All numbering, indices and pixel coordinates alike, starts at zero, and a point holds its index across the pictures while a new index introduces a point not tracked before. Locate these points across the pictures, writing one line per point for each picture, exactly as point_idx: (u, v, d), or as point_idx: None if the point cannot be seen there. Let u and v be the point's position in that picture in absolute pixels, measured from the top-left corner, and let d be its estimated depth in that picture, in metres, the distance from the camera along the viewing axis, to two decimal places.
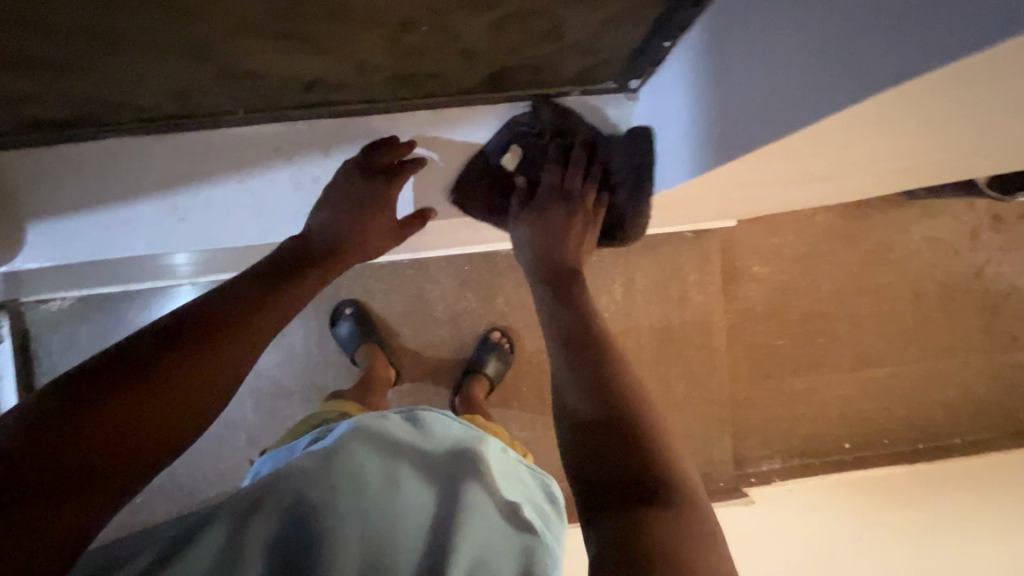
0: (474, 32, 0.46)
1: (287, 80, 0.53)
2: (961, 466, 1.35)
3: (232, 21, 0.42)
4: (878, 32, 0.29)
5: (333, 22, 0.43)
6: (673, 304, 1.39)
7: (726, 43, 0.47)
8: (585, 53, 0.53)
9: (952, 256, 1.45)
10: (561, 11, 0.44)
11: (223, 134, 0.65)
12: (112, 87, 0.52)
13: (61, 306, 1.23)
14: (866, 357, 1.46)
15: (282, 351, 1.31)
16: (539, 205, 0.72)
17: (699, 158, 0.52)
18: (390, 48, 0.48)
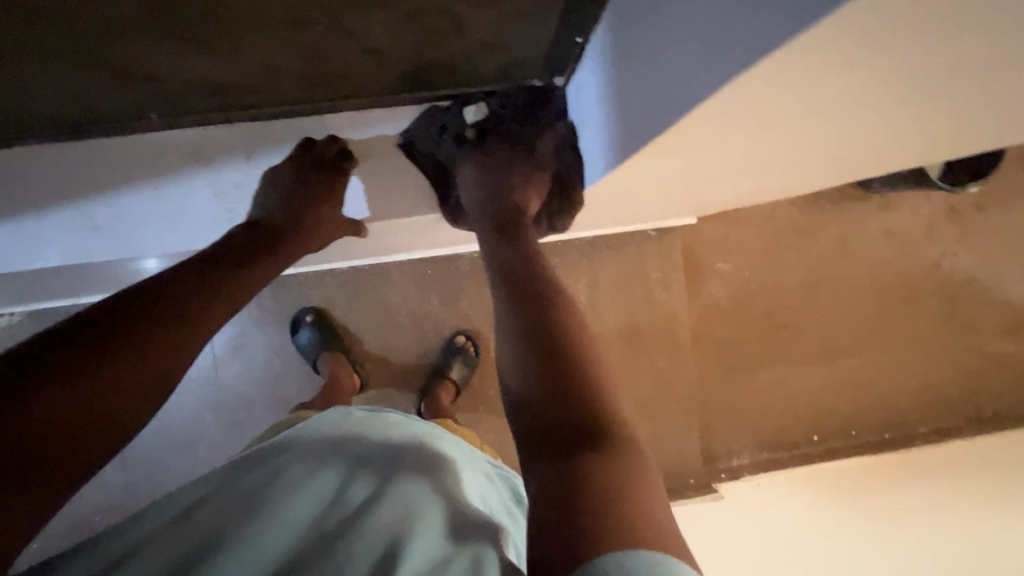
0: (375, 30, 0.45)
1: (194, 83, 0.51)
2: (924, 454, 1.37)
3: (119, 22, 0.41)
4: (758, 14, 0.29)
5: (225, 22, 0.42)
6: (638, 302, 1.39)
7: (627, 37, 0.47)
8: (498, 51, 0.53)
9: (909, 247, 1.47)
10: (458, 8, 0.43)
11: (133, 139, 0.62)
12: (6, 94, 0.49)
13: (9, 322, 1.20)
14: (830, 350, 1.47)
15: (242, 361, 1.28)
16: (488, 159, 0.68)
17: (614, 154, 0.53)
18: (293, 49, 0.47)
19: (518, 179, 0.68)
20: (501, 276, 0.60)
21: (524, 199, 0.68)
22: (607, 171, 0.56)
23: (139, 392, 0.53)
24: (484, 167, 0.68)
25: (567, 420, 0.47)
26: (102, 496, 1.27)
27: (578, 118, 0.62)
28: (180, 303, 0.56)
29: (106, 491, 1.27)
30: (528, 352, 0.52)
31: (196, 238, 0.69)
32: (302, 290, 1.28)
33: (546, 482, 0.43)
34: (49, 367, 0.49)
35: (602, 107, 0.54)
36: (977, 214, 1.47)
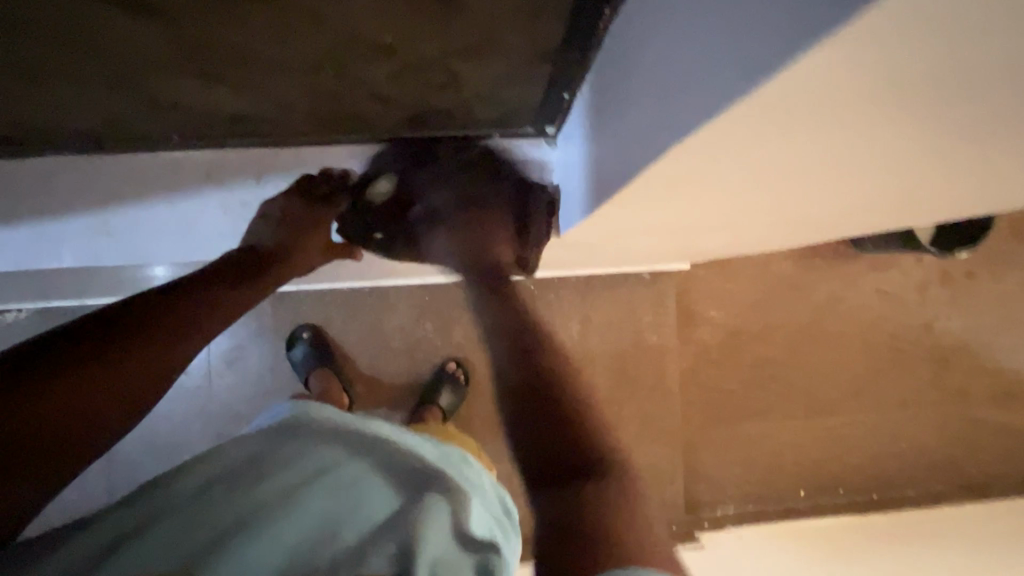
0: (379, 79, 0.50)
1: (212, 112, 0.56)
2: (910, 519, 1.36)
3: (150, 59, 0.46)
4: (695, 93, 0.32)
5: (242, 65, 0.47)
6: (628, 342, 1.41)
7: (607, 94, 0.50)
8: (492, 102, 0.57)
9: (901, 309, 1.49)
10: (456, 64, 0.48)
11: (155, 157, 0.66)
12: (43, 109, 0.54)
13: (16, 318, 1.24)
14: (818, 405, 1.48)
15: (235, 373, 1.31)
16: (449, 215, 0.77)
17: (591, 200, 0.56)
18: (304, 89, 0.51)
19: (481, 228, 0.78)
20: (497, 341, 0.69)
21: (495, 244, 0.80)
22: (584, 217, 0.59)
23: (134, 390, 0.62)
24: (455, 229, 0.79)
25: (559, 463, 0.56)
26: (82, 499, 1.27)
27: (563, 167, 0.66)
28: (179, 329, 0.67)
29: (87, 493, 1.27)
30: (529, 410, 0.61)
31: (202, 251, 0.73)
32: (301, 308, 1.32)
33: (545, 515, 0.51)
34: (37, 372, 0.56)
35: (585, 157, 0.57)
36: (968, 281, 1.50)
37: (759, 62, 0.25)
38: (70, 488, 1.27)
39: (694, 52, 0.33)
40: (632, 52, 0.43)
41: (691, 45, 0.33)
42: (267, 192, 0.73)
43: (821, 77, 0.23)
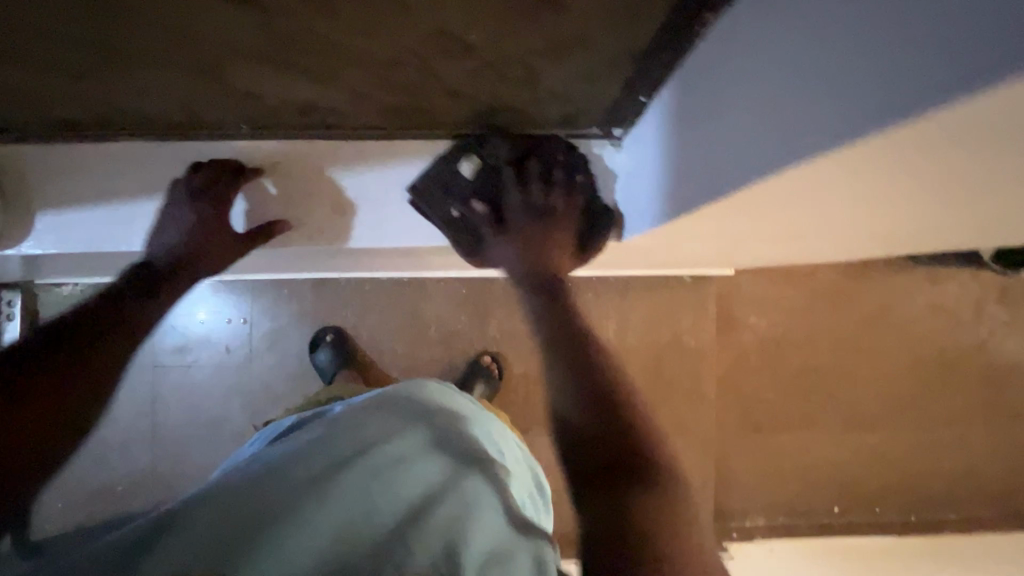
0: (455, 75, 0.49)
1: (286, 105, 0.56)
2: (952, 543, 1.31)
3: (231, 53, 0.45)
4: (837, 100, 0.30)
5: (323, 61, 0.46)
6: (665, 345, 1.39)
7: (698, 100, 0.47)
8: (564, 100, 0.55)
9: (954, 326, 1.43)
10: (535, 62, 0.47)
11: (227, 145, 0.67)
12: (121, 100, 0.54)
13: (72, 291, 1.29)
14: (859, 421, 1.43)
15: (275, 354, 1.34)
16: (513, 222, 0.67)
17: (665, 208, 0.54)
18: (379, 85, 0.51)
19: (551, 244, 0.68)
20: (548, 344, 0.68)
21: (556, 265, 0.69)
22: (653, 226, 0.57)
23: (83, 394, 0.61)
24: (517, 243, 0.68)
25: (622, 461, 0.57)
26: (126, 468, 1.32)
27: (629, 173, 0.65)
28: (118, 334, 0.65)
29: (130, 462, 1.32)
30: (596, 415, 0.61)
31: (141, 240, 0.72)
32: (341, 294, 1.34)
33: (603, 518, 0.53)
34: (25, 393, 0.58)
35: (660, 163, 0.55)
36: None
37: (944, 75, 0.22)
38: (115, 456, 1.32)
39: (832, 56, 0.30)
40: (740, 57, 0.40)
41: (828, 50, 0.31)
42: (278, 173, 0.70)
43: (984, 116, 0.21)
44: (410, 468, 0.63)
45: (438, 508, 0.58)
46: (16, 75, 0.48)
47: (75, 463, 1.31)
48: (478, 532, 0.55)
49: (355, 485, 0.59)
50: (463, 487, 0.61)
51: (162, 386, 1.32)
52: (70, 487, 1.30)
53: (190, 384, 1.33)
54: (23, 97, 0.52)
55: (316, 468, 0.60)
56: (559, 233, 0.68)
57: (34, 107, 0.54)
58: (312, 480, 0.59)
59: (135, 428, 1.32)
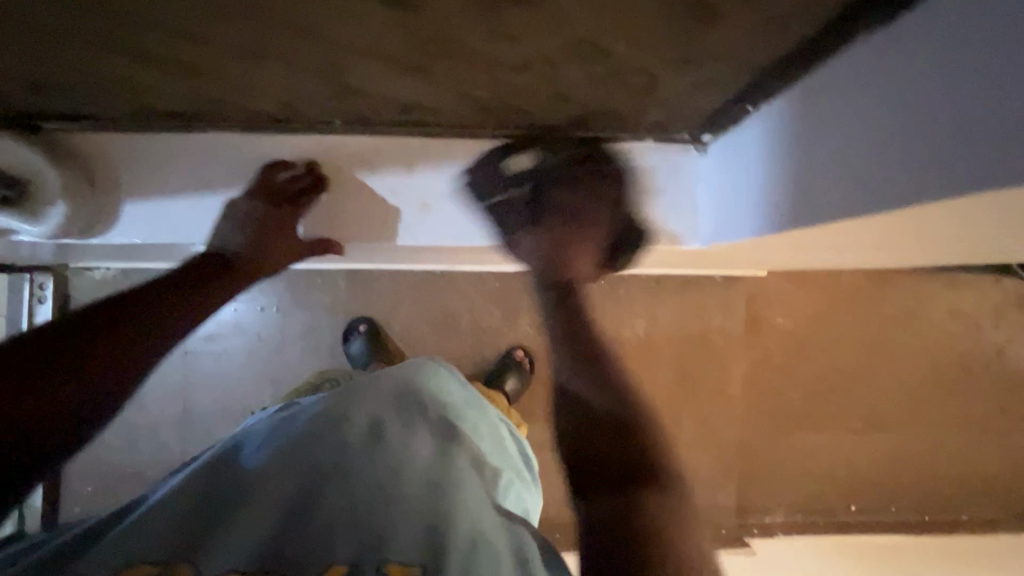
0: (577, 81, 0.45)
1: (386, 103, 0.50)
2: (966, 543, 1.34)
3: (356, 46, 0.40)
4: (1002, 126, 0.27)
5: (450, 59, 0.41)
6: (692, 344, 1.40)
7: (819, 119, 0.45)
8: (672, 107, 0.52)
9: (973, 331, 1.46)
10: (664, 72, 0.43)
11: (316, 139, 0.62)
12: (211, 90, 0.48)
13: (104, 275, 1.29)
14: (878, 422, 1.46)
15: (306, 344, 1.34)
16: (551, 225, 0.65)
17: (770, 222, 0.51)
18: (497, 86, 0.46)
19: (579, 248, 0.68)
20: (545, 283, 0.73)
21: (573, 263, 0.69)
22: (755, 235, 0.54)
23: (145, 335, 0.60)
24: (544, 242, 0.67)
25: None
26: (155, 454, 1.32)
27: (714, 176, 0.62)
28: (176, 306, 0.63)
29: (160, 447, 1.32)
30: None
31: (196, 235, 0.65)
32: (373, 285, 1.34)
33: None
34: (93, 326, 0.59)
35: (763, 178, 0.53)
36: None
37: None
38: (144, 441, 1.32)
39: (994, 82, 0.28)
40: (862, 89, 0.39)
41: (994, 77, 0.28)
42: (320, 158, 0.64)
43: None
44: (402, 453, 0.66)
45: (422, 493, 0.61)
46: (109, 63, 0.44)
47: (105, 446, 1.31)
48: (462, 522, 0.58)
49: (345, 470, 0.61)
50: (453, 477, 0.64)
51: (193, 373, 1.33)
52: (102, 471, 1.31)
53: (221, 372, 1.33)
54: (111, 83, 0.47)
55: (307, 454, 0.63)
56: (595, 243, 0.68)
57: (118, 93, 0.49)
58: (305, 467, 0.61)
59: (166, 414, 1.32)
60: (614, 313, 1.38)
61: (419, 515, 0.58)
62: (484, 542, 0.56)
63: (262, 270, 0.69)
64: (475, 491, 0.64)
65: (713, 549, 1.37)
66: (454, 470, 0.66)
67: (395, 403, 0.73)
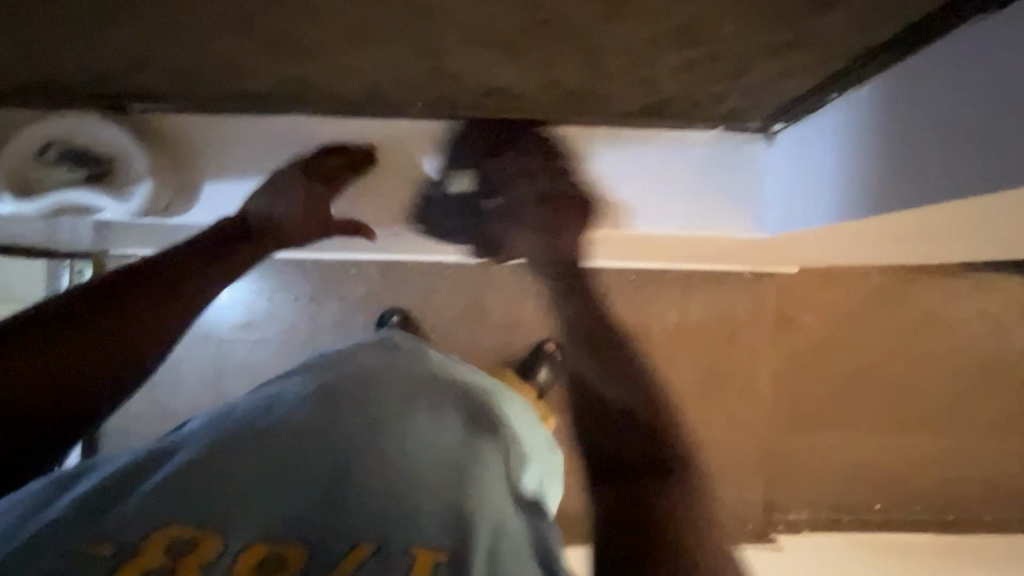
0: (667, 66, 0.46)
1: (471, 87, 0.52)
2: (992, 544, 1.34)
3: (463, 28, 0.41)
4: None
5: (553, 42, 0.42)
6: (721, 340, 1.41)
7: (906, 105, 0.45)
8: (750, 95, 0.53)
9: (1000, 332, 1.46)
10: (757, 57, 0.44)
11: (393, 124, 0.64)
12: (305, 70, 0.50)
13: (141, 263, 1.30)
14: (904, 421, 1.46)
15: (339, 334, 1.35)
16: (527, 213, 0.70)
17: (846, 208, 0.52)
18: (588, 70, 0.47)
19: (567, 225, 0.71)
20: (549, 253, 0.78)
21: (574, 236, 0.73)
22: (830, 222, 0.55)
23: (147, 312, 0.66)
24: (532, 227, 0.72)
25: None
26: None
27: (786, 166, 0.62)
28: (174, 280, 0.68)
29: None
30: None
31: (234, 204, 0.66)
32: (407, 278, 1.35)
33: None
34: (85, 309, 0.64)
35: (840, 165, 0.53)
36: None
37: None
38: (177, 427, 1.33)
39: None
40: (936, 83, 0.41)
41: None
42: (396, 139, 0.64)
43: None
44: (426, 434, 0.61)
45: (441, 475, 0.56)
46: (216, 42, 0.45)
47: (140, 432, 1.33)
48: (484, 506, 0.54)
49: (364, 451, 0.58)
50: (477, 456, 0.59)
51: (226, 361, 1.34)
52: None
53: (255, 359, 1.34)
54: (216, 60, 0.49)
55: (328, 432, 0.60)
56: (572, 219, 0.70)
57: (222, 72, 0.52)
58: (324, 444, 0.58)
59: (200, 401, 1.34)
60: (644, 308, 1.39)
61: (439, 494, 0.55)
62: (503, 531, 0.52)
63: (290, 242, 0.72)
64: (499, 474, 0.59)
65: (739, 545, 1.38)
66: (478, 448, 0.60)
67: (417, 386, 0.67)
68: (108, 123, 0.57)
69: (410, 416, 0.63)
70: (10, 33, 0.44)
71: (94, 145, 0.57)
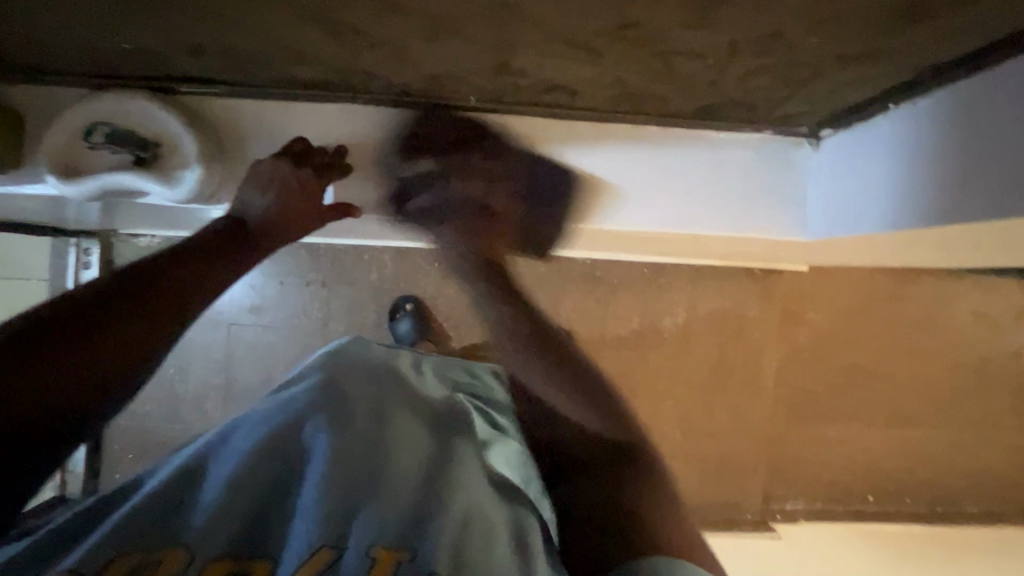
0: (736, 72, 0.46)
1: (536, 83, 0.52)
2: (977, 535, 1.41)
3: (548, 30, 0.41)
4: None
5: (635, 44, 0.43)
6: (729, 334, 1.44)
7: (966, 119, 0.46)
8: (808, 102, 0.54)
9: (995, 333, 1.51)
10: (829, 67, 0.45)
11: (443, 114, 0.64)
12: (372, 60, 0.49)
13: (148, 244, 1.28)
14: (899, 418, 1.51)
15: (351, 321, 1.35)
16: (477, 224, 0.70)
17: (898, 216, 0.53)
18: (659, 73, 0.47)
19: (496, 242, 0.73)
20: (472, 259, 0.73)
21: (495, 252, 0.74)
22: (875, 229, 0.56)
23: (170, 299, 0.56)
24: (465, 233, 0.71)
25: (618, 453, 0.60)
26: (197, 424, 1.32)
27: (834, 172, 0.63)
28: (188, 279, 0.58)
29: (205, 417, 1.33)
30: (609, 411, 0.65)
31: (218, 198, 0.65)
32: (421, 265, 1.35)
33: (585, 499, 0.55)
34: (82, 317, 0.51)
35: (891, 175, 0.54)
36: None
37: None
38: (187, 409, 1.32)
39: None
40: (1003, 102, 0.43)
41: None
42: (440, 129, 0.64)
43: None
44: (386, 419, 0.50)
45: (404, 466, 0.46)
46: (290, 31, 0.45)
47: (148, 414, 1.32)
48: (454, 498, 0.44)
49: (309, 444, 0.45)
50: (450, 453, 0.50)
51: (237, 346, 1.33)
52: (144, 439, 1.31)
53: (265, 344, 1.33)
54: (283, 48, 0.48)
55: (261, 428, 0.46)
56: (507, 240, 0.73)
57: (282, 59, 0.51)
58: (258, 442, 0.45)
59: (210, 384, 1.33)
60: (656, 301, 1.40)
61: (402, 488, 0.44)
62: (481, 527, 0.43)
63: (286, 241, 0.67)
64: (473, 471, 0.49)
65: (740, 534, 1.42)
66: (448, 445, 0.50)
67: (369, 370, 0.55)
68: (155, 106, 0.58)
69: (365, 401, 0.51)
70: (80, 16, 0.43)
71: (140, 126, 0.58)
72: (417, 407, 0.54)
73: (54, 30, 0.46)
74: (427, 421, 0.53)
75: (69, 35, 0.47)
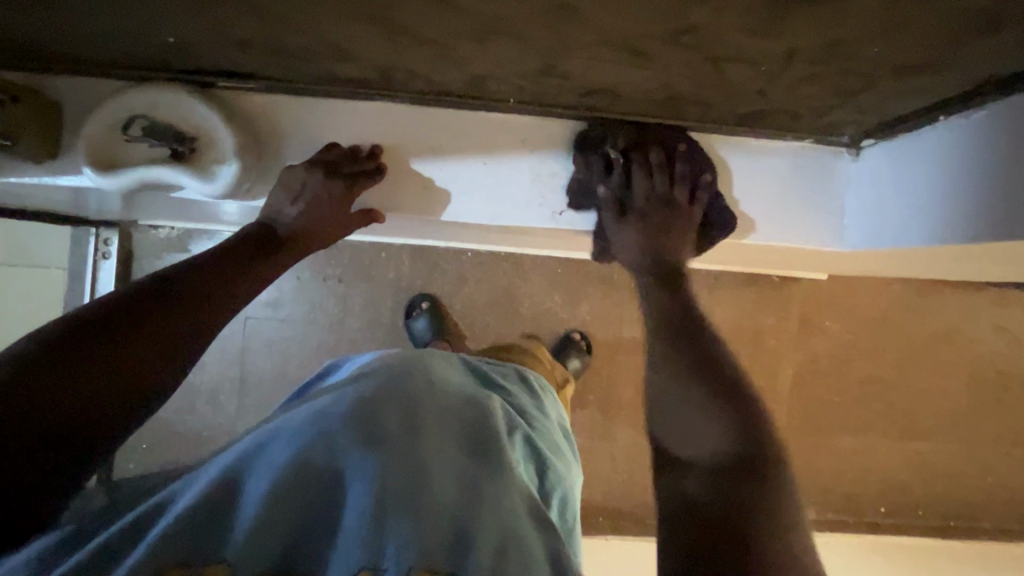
0: (786, 80, 0.46)
1: (579, 86, 0.51)
2: (990, 551, 1.39)
3: (600, 33, 0.41)
4: None
5: (687, 50, 0.42)
6: (745, 341, 1.43)
7: (1016, 133, 0.45)
8: (853, 111, 0.53)
9: (1015, 348, 1.49)
10: (881, 77, 0.44)
11: (480, 115, 0.64)
12: (415, 59, 0.49)
13: (167, 234, 1.28)
14: (914, 430, 1.49)
15: (366, 317, 1.34)
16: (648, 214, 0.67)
17: (943, 229, 0.52)
18: (706, 78, 0.47)
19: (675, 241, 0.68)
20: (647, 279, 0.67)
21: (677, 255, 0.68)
22: (918, 242, 0.55)
23: (199, 296, 0.58)
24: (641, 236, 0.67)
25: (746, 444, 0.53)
26: (211, 416, 1.33)
27: (875, 184, 0.62)
28: (221, 277, 0.60)
29: (219, 409, 1.33)
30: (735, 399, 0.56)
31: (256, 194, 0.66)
32: (438, 264, 1.34)
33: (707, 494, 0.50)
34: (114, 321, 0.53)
35: (936, 188, 0.53)
36: None
37: None
38: (200, 400, 1.33)
39: None
40: None
41: None
42: (478, 130, 0.65)
43: None
44: (423, 433, 0.48)
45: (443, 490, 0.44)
46: (336, 28, 0.44)
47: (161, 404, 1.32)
48: (491, 523, 0.43)
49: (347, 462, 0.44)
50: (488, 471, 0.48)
51: (253, 340, 1.33)
52: (157, 428, 1.32)
53: (280, 338, 1.33)
54: (326, 46, 0.48)
55: (298, 442, 0.45)
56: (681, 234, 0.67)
57: (324, 56, 0.50)
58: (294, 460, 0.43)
59: (224, 376, 1.33)
60: None
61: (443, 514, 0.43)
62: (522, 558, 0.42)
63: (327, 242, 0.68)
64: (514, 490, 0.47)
65: None
66: (488, 461, 0.48)
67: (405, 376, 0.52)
68: (195, 102, 0.58)
69: (401, 412, 0.48)
70: (126, 9, 0.43)
71: (180, 121, 0.59)
72: (456, 416, 0.52)
73: (98, 22, 0.46)
74: (464, 431, 0.51)
75: (113, 28, 0.47)
